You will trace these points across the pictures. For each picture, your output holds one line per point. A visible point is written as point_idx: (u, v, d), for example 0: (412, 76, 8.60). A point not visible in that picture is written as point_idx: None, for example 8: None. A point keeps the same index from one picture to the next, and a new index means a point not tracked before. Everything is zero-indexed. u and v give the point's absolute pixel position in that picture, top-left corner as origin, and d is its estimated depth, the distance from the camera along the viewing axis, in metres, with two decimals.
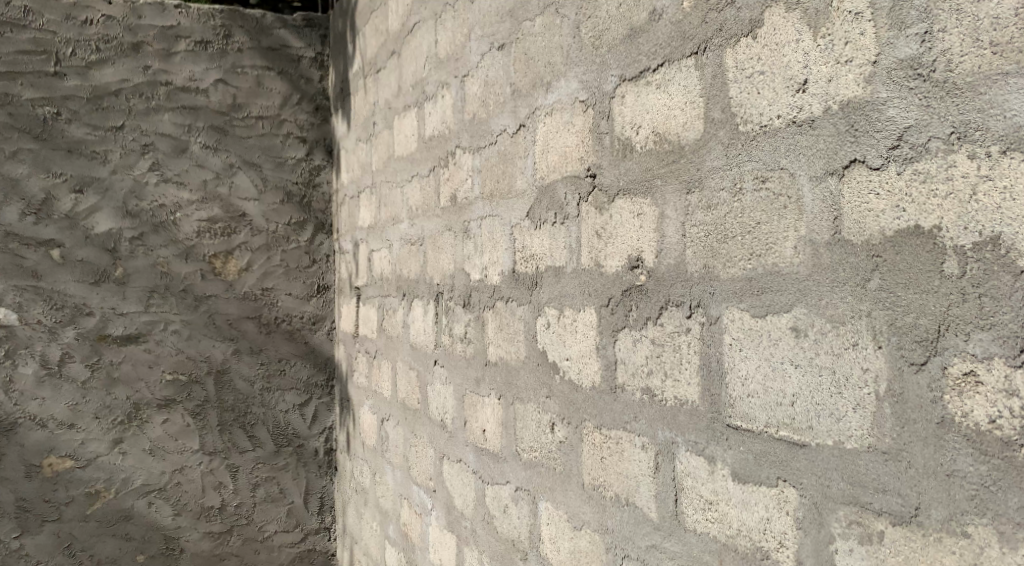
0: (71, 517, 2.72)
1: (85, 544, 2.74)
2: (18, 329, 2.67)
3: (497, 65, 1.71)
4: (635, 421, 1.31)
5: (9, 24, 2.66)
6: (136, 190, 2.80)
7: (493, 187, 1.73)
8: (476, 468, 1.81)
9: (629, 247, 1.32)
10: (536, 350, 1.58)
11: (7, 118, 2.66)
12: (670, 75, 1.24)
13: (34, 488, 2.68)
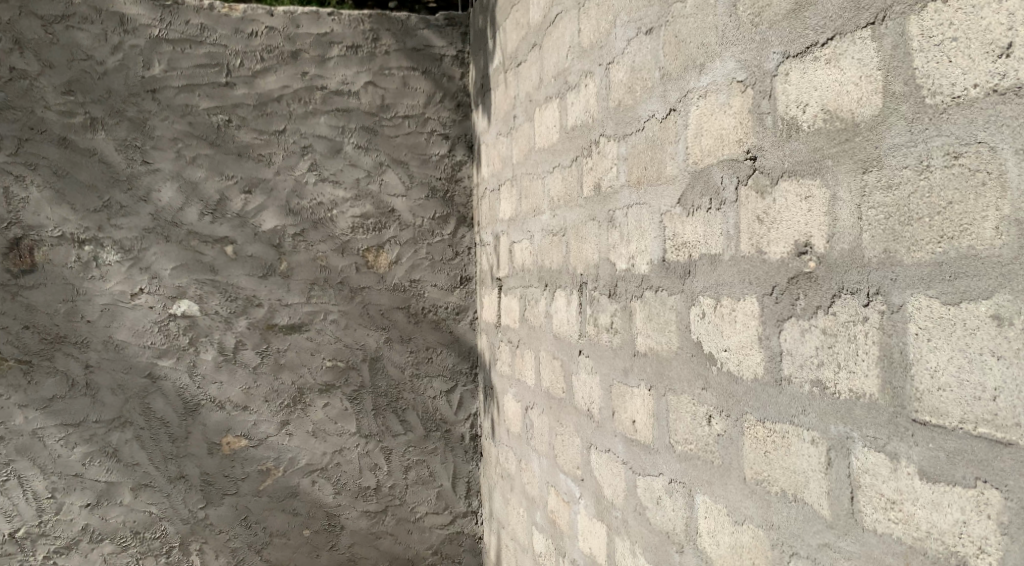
0: (247, 492, 2.91)
1: (258, 517, 2.92)
2: (199, 319, 2.87)
3: (646, 50, 1.68)
4: (803, 415, 1.27)
5: (187, 41, 2.85)
6: (297, 189, 2.95)
7: (641, 174, 1.71)
8: (627, 459, 1.80)
9: (797, 233, 1.27)
10: (690, 341, 1.55)
11: (187, 127, 2.86)
12: (842, 47, 1.18)
13: (216, 463, 2.88)
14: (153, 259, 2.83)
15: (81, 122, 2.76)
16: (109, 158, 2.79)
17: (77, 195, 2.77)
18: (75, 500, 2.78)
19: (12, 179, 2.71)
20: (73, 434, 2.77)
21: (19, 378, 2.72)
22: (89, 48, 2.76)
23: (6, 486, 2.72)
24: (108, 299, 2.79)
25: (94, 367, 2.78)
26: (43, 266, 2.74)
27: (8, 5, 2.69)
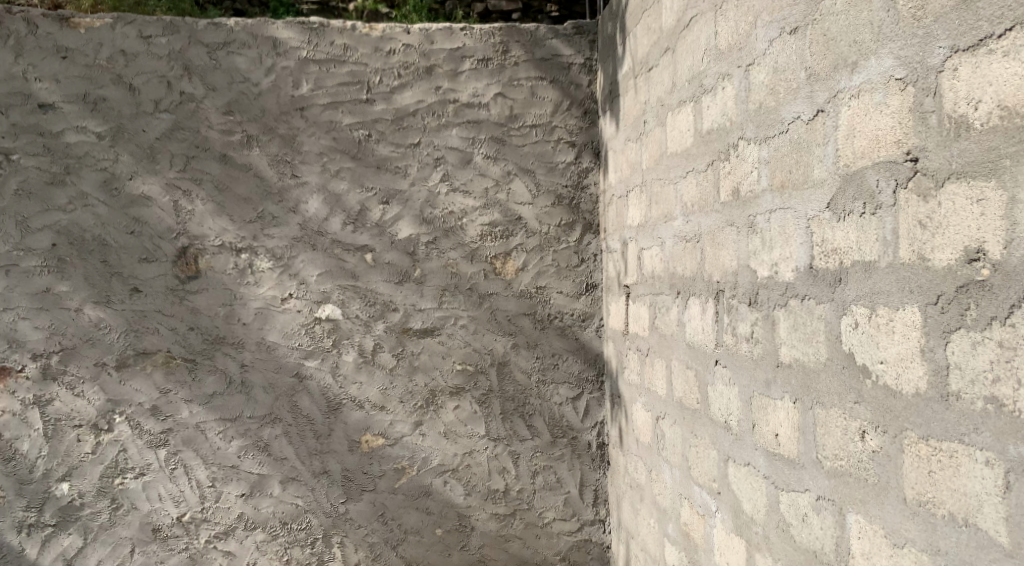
0: (384, 489, 2.99)
1: (394, 514, 3.00)
2: (342, 322, 2.98)
3: (790, 50, 1.63)
4: (975, 433, 1.27)
5: (332, 61, 2.97)
6: (430, 199, 3.02)
7: (784, 178, 1.66)
8: (768, 473, 1.75)
9: (967, 239, 1.27)
10: (841, 353, 1.52)
11: (330, 142, 2.98)
12: (1022, 38, 1.20)
13: (355, 460, 2.98)
14: (300, 266, 2.96)
15: (240, 139, 2.93)
16: (263, 173, 2.94)
17: (234, 207, 2.93)
18: (232, 490, 2.93)
19: (180, 193, 2.91)
20: (230, 428, 2.93)
21: (185, 376, 2.91)
22: (247, 72, 2.93)
23: (174, 474, 2.91)
24: (261, 303, 2.95)
25: (249, 366, 2.94)
26: (206, 273, 2.92)
27: (178, 35, 2.90)
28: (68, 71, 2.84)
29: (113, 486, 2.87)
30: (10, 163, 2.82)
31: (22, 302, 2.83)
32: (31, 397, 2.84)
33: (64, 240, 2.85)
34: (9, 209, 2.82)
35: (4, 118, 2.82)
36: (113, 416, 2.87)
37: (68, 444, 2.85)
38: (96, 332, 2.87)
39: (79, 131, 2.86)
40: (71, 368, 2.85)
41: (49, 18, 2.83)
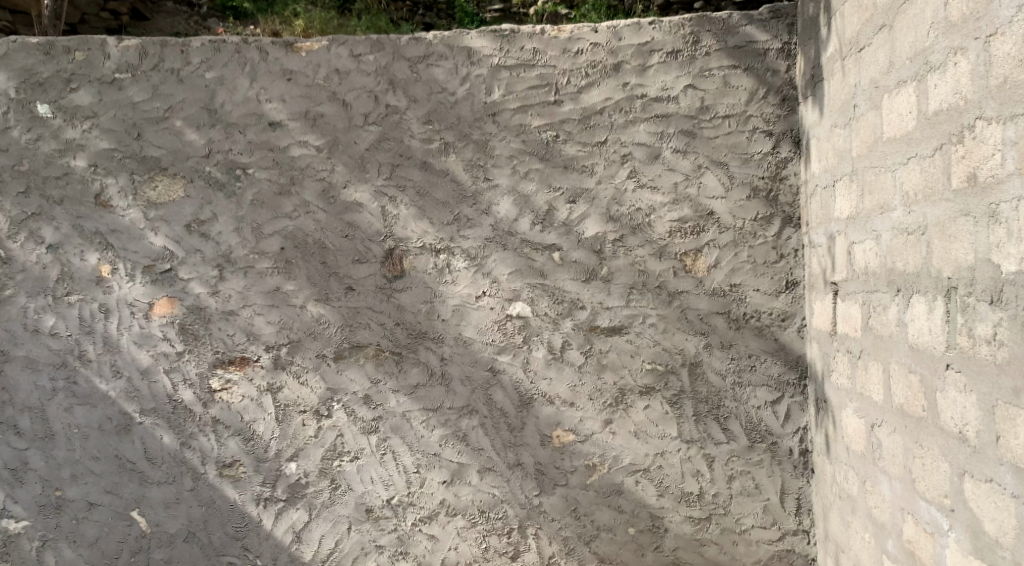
0: (576, 484, 3.00)
1: (587, 510, 3.00)
2: (532, 319, 3.02)
3: None
4: None
5: (522, 65, 3.02)
6: (617, 196, 3.00)
7: None
8: (1017, 492, 1.69)
9: None
10: None
11: (520, 145, 3.02)
12: None
13: (548, 454, 3.01)
14: (493, 265, 3.03)
15: (438, 147, 3.04)
16: (458, 177, 3.03)
17: (434, 209, 3.04)
18: (434, 476, 3.04)
19: (387, 199, 3.05)
20: (432, 418, 3.04)
21: (392, 368, 3.05)
22: (444, 82, 3.03)
23: (384, 459, 3.05)
24: (458, 300, 3.04)
25: (448, 360, 3.03)
26: (410, 272, 3.05)
27: (384, 52, 3.05)
28: (292, 92, 3.06)
29: (333, 468, 3.06)
30: (247, 177, 3.07)
31: (258, 299, 3.07)
32: (264, 385, 3.07)
33: (290, 243, 3.06)
34: (246, 218, 3.07)
35: (242, 137, 3.07)
36: (332, 404, 3.06)
37: (295, 428, 3.06)
38: (316, 326, 3.06)
39: (302, 145, 3.06)
40: (296, 359, 3.07)
41: (277, 45, 3.06)
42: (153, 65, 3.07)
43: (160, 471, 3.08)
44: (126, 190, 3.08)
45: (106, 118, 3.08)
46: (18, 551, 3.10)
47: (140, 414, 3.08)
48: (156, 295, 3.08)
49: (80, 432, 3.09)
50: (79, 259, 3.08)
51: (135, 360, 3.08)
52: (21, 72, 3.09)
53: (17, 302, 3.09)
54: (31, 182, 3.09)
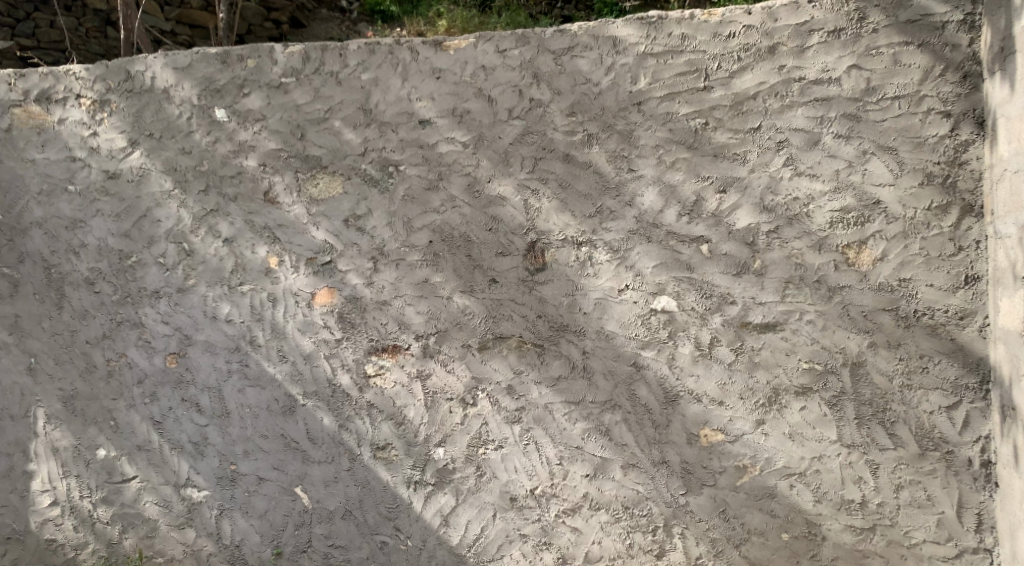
0: (724, 486, 2.93)
1: (737, 512, 2.92)
2: (678, 314, 2.97)
3: None
4: None
5: (670, 52, 2.96)
6: (772, 185, 2.90)
7: None
8: None
9: None
10: None
11: (667, 133, 2.97)
12: None
13: (695, 453, 2.95)
14: (636, 258, 3.00)
15: (582, 139, 3.03)
16: (602, 169, 3.02)
17: (576, 202, 3.04)
18: (578, 469, 3.05)
19: (529, 193, 3.08)
20: (575, 411, 3.05)
21: (535, 359, 3.08)
22: (589, 73, 3.02)
23: (527, 449, 3.08)
24: (600, 294, 3.02)
25: (590, 354, 3.03)
26: (551, 265, 3.06)
27: (529, 46, 3.07)
28: (441, 90, 3.14)
29: (478, 455, 3.12)
30: (399, 174, 3.18)
31: (408, 290, 3.18)
32: (414, 371, 3.18)
33: (439, 237, 3.15)
34: (398, 212, 3.18)
35: (394, 135, 3.17)
36: (477, 392, 3.12)
37: (442, 414, 3.15)
38: (463, 317, 3.13)
39: (450, 141, 3.13)
40: (444, 348, 3.15)
41: (427, 45, 3.14)
42: (315, 69, 3.22)
43: (321, 451, 3.24)
44: (292, 187, 3.25)
45: (274, 120, 3.25)
46: (199, 519, 3.34)
47: (303, 396, 3.25)
48: (318, 285, 3.24)
49: (251, 410, 3.30)
50: (251, 251, 3.28)
51: (299, 346, 3.25)
52: (202, 80, 3.30)
53: (198, 291, 3.33)
54: (209, 182, 3.30)
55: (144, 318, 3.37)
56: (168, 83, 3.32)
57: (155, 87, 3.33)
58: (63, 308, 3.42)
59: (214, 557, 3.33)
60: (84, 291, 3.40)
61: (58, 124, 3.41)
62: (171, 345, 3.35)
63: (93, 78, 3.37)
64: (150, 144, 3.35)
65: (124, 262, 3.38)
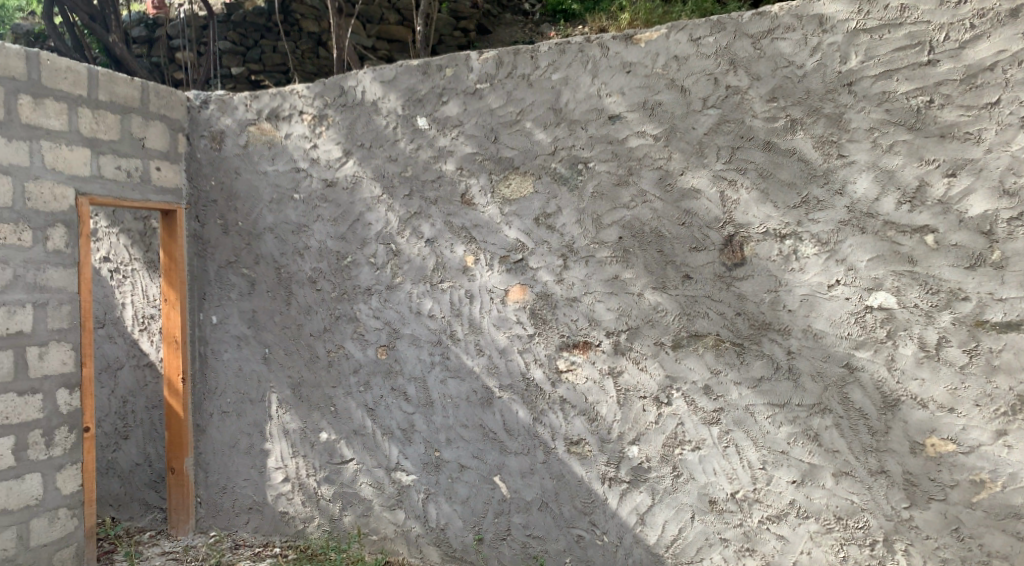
0: (957, 501, 2.61)
1: (973, 532, 2.60)
2: (898, 312, 2.67)
3: None
4: None
5: (887, 26, 2.67)
6: (1014, 165, 2.54)
7: None
8: None
9: None
10: None
11: (883, 115, 2.68)
12: None
13: (919, 464, 2.65)
14: (848, 251, 2.73)
15: (784, 125, 2.80)
16: (807, 156, 2.77)
17: (778, 192, 2.81)
18: (783, 475, 2.83)
19: (726, 184, 2.88)
20: (779, 414, 2.83)
21: (734, 358, 2.89)
22: (791, 55, 2.78)
23: (726, 451, 2.90)
24: (807, 289, 2.78)
25: (795, 354, 2.80)
26: (751, 260, 2.85)
27: (725, 32, 2.87)
28: (632, 84, 3.01)
29: (674, 456, 2.98)
30: (588, 171, 3.08)
31: (598, 287, 3.07)
32: (606, 368, 3.07)
33: (629, 233, 3.02)
34: (587, 209, 3.08)
35: (584, 133, 3.08)
36: (671, 391, 2.98)
37: (636, 412, 3.03)
38: (655, 314, 2.99)
39: (640, 135, 2.99)
40: (635, 346, 3.02)
41: (617, 39, 3.02)
42: (507, 73, 3.19)
43: (518, 442, 3.23)
44: (486, 188, 3.24)
45: (470, 125, 3.25)
46: (408, 501, 3.43)
47: (499, 389, 3.25)
48: (510, 282, 3.21)
49: (452, 401, 3.34)
50: (450, 250, 3.31)
51: (494, 340, 3.25)
52: (406, 91, 3.36)
53: (404, 289, 3.40)
54: (413, 186, 3.37)
55: (359, 313, 3.49)
56: (377, 96, 3.41)
57: (365, 101, 3.44)
58: (291, 305, 3.62)
59: (421, 539, 3.41)
60: (308, 289, 3.58)
61: (285, 139, 3.59)
62: (382, 337, 3.45)
63: (313, 96, 3.53)
64: (361, 154, 3.45)
65: (340, 263, 3.52)
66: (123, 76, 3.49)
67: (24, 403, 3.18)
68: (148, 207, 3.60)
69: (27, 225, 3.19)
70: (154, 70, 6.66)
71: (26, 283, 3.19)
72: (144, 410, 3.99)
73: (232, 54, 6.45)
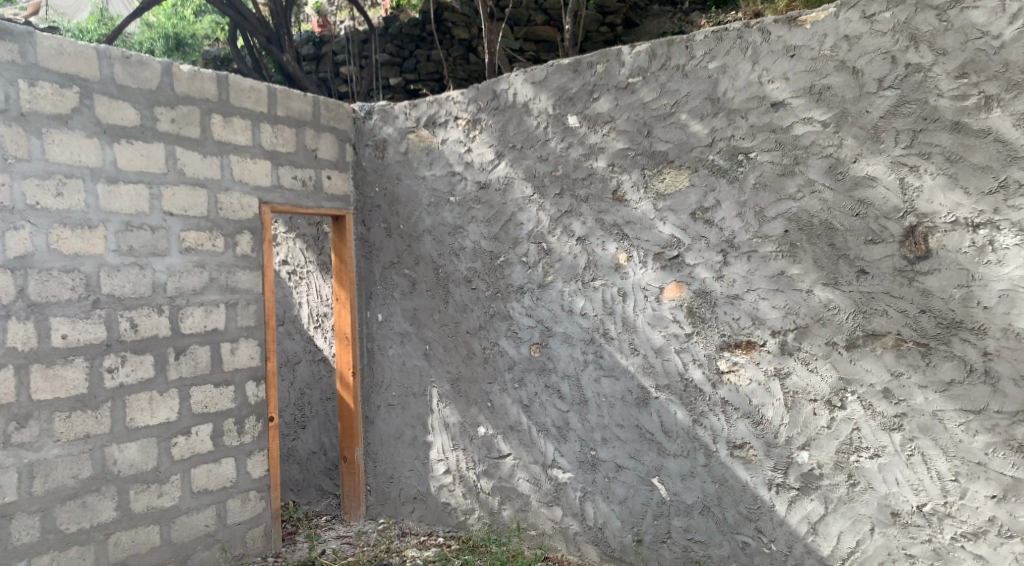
0: None
1: None
2: None
3: None
4: None
5: None
6: None
7: None
8: None
9: None
10: None
11: None
12: None
13: None
14: None
15: (976, 103, 2.44)
16: (1005, 135, 2.40)
17: (970, 176, 2.45)
18: (980, 489, 2.46)
19: (907, 170, 2.53)
20: (974, 421, 2.46)
21: (918, 360, 2.53)
22: (985, 25, 2.43)
23: (911, 461, 2.55)
24: (1007, 285, 2.41)
25: (994, 355, 2.43)
26: (937, 252, 2.50)
27: (904, 5, 2.53)
28: (797, 68, 2.69)
29: (849, 463, 2.64)
30: (750, 161, 2.78)
31: (761, 283, 2.77)
32: (772, 370, 2.77)
33: (795, 226, 2.71)
34: (749, 202, 2.79)
35: (744, 122, 2.78)
36: (846, 394, 2.64)
37: (806, 416, 2.71)
38: (826, 312, 2.66)
39: (807, 122, 2.67)
40: (805, 346, 2.71)
41: (779, 22, 2.72)
42: (661, 65, 2.93)
43: (677, 444, 2.97)
44: (639, 184, 3.00)
45: (622, 121, 3.02)
46: (566, 498, 3.25)
47: (656, 389, 3.00)
48: (666, 280, 2.96)
49: (607, 400, 3.12)
50: (602, 248, 3.09)
51: (649, 339, 3.00)
52: (556, 90, 3.16)
53: (556, 288, 3.21)
54: (563, 185, 3.17)
55: (512, 312, 3.33)
56: (528, 97, 3.24)
57: (516, 103, 3.27)
58: (449, 303, 3.50)
59: (580, 536, 3.22)
60: (464, 288, 3.45)
61: (443, 145, 3.48)
62: (535, 335, 3.28)
63: (467, 101, 3.39)
64: (513, 155, 3.29)
65: (493, 262, 3.37)
66: (297, 92, 3.46)
67: (219, 394, 3.21)
68: (319, 213, 3.59)
69: (219, 233, 3.21)
70: (321, 85, 6.71)
71: (220, 284, 3.21)
72: (320, 402, 4.02)
73: (390, 65, 6.55)
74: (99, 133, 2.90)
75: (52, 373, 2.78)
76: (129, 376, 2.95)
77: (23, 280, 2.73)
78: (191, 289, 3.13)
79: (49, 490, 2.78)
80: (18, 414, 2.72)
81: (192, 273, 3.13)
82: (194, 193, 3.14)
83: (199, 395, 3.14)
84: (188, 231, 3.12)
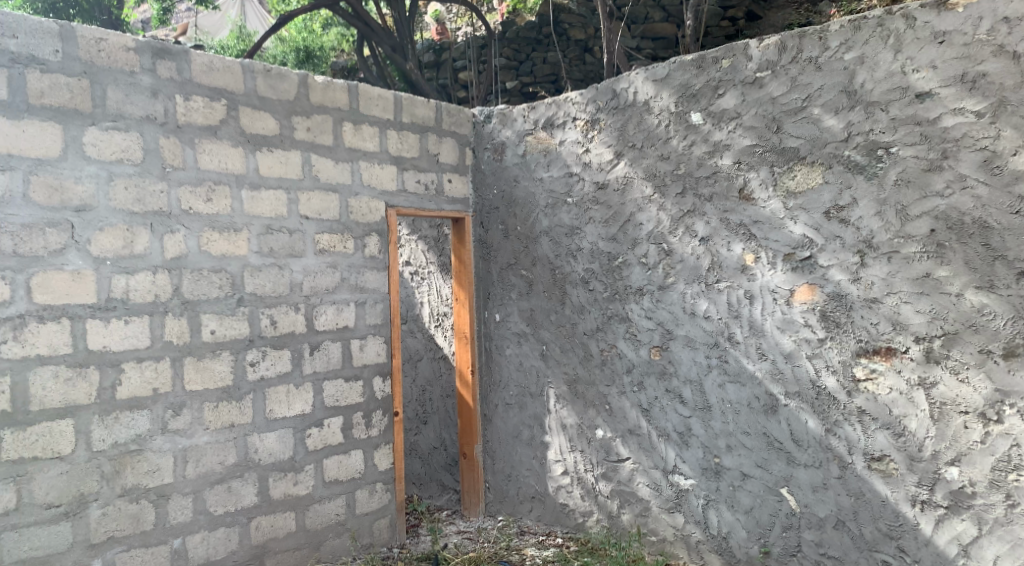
0: None
1: None
2: None
3: None
4: None
5: None
6: None
7: None
8: None
9: None
10: None
11: None
12: None
13: None
14: None
15: None
16: None
17: None
18: None
19: None
20: None
21: None
22: None
23: None
24: None
25: None
26: None
27: None
28: (946, 55, 2.38)
29: (1008, 481, 2.32)
30: (890, 157, 2.47)
31: (905, 286, 2.45)
32: (916, 379, 2.45)
33: (943, 224, 2.39)
34: (890, 199, 2.47)
35: (885, 114, 2.47)
36: (1002, 407, 2.32)
37: (955, 430, 2.39)
38: (980, 318, 2.34)
39: (958, 113, 2.36)
40: (953, 354, 2.39)
41: (925, 7, 2.41)
42: (792, 58, 2.64)
43: (808, 454, 2.65)
44: (768, 181, 2.70)
45: (749, 116, 2.73)
46: (688, 505, 2.95)
47: (786, 397, 2.69)
48: (797, 282, 2.65)
49: (732, 407, 2.82)
50: (726, 249, 2.80)
51: (779, 344, 2.69)
52: (678, 87, 2.90)
53: (677, 290, 2.94)
54: (686, 183, 2.89)
55: (631, 313, 3.07)
56: (648, 95, 2.98)
57: (637, 102, 3.01)
58: (566, 304, 3.27)
59: (703, 545, 2.92)
60: (581, 289, 3.22)
61: (561, 145, 3.26)
62: (654, 338, 3.01)
63: (586, 101, 3.17)
64: (634, 154, 3.03)
65: (612, 263, 3.12)
66: (422, 98, 3.32)
67: (349, 389, 3.09)
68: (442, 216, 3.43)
69: (350, 235, 3.10)
70: (441, 90, 6.60)
71: (350, 284, 3.09)
72: (441, 399, 3.87)
73: (507, 69, 6.36)
74: (244, 142, 2.83)
75: (203, 364, 2.72)
76: (269, 369, 2.88)
77: (178, 278, 2.68)
78: (324, 288, 3.02)
79: (201, 474, 2.72)
80: (174, 403, 2.67)
81: (326, 273, 3.02)
82: (328, 198, 3.04)
83: (332, 388, 3.04)
84: (322, 234, 3.02)
